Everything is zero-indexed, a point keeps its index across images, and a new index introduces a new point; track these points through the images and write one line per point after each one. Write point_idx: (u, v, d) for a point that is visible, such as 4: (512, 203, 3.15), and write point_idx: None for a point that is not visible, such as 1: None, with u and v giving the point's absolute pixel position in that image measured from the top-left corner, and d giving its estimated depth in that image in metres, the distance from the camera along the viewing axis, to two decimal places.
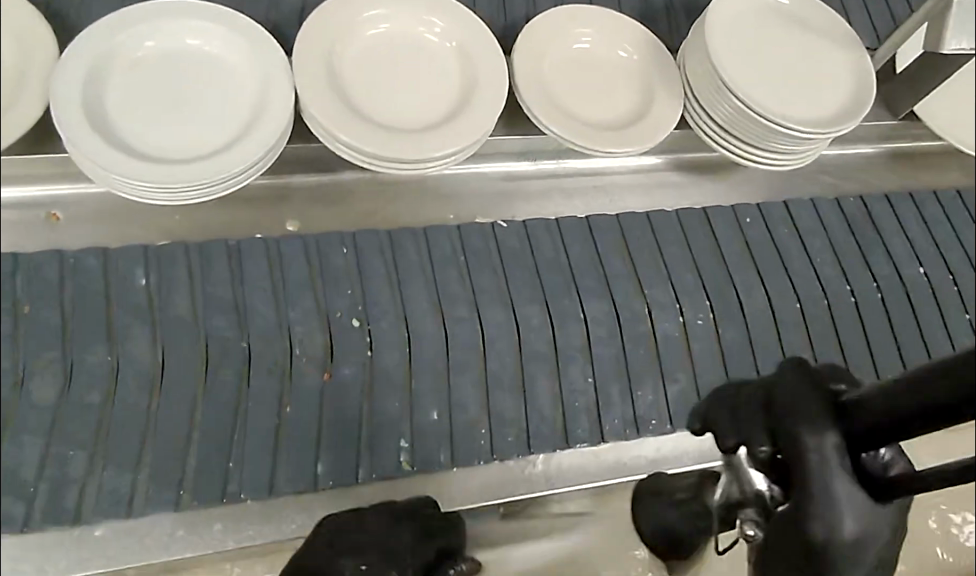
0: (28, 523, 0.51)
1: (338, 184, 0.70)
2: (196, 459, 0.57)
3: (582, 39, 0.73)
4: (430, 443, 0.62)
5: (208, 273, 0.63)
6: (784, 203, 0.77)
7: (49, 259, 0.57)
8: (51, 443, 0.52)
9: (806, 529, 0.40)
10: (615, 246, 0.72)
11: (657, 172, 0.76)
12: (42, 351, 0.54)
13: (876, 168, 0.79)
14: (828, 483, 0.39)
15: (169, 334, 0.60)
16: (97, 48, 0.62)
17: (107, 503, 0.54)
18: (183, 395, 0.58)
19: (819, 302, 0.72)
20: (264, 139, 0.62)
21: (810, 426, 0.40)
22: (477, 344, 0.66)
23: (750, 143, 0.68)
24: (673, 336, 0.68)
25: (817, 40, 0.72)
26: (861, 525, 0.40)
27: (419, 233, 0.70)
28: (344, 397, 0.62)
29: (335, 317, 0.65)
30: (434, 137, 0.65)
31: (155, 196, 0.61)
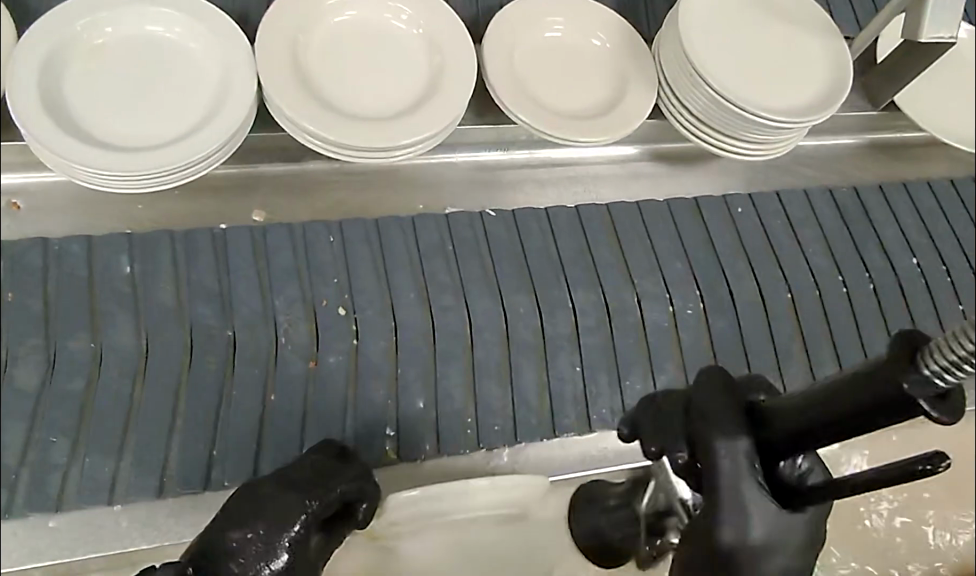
0: (10, 508, 0.53)
1: (306, 174, 0.69)
2: (178, 448, 0.56)
3: (554, 28, 0.72)
4: (416, 432, 0.61)
5: (193, 261, 0.62)
6: (776, 194, 0.77)
7: (32, 246, 0.60)
8: (35, 428, 0.55)
9: (715, 535, 0.39)
10: (605, 234, 0.71)
11: (632, 162, 0.76)
12: (26, 338, 0.57)
13: (860, 158, 0.81)
14: (738, 489, 0.39)
15: (153, 322, 0.59)
16: (53, 37, 0.60)
17: (89, 489, 0.54)
18: (168, 382, 0.58)
19: (811, 291, 0.72)
20: (225, 127, 0.60)
21: (724, 433, 0.40)
22: (465, 333, 0.64)
23: (724, 133, 0.68)
24: (662, 326, 0.68)
25: (790, 31, 0.72)
26: (772, 533, 0.39)
27: (406, 223, 0.68)
28: (330, 385, 0.61)
29: (322, 307, 0.63)
30: (400, 125, 0.63)
31: (118, 185, 0.58)
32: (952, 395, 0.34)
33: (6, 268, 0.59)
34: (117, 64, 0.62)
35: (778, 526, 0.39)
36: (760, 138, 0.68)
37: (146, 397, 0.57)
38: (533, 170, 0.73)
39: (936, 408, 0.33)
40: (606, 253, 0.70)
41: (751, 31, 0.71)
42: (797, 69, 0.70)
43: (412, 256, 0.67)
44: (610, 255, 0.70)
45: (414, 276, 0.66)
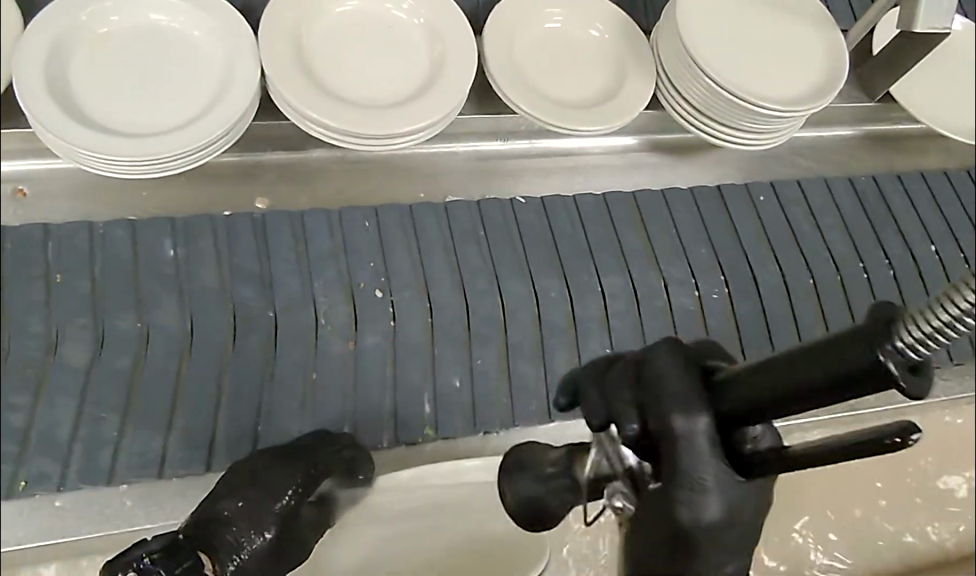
0: (63, 483, 0.54)
1: (310, 163, 0.70)
2: (225, 419, 0.58)
3: (553, 19, 0.73)
4: (452, 410, 0.62)
5: (234, 245, 0.64)
6: (797, 182, 0.78)
7: (78, 230, 0.61)
8: (84, 402, 0.56)
9: (669, 509, 0.35)
10: (631, 220, 0.72)
11: (631, 153, 0.77)
12: (75, 317, 0.58)
13: (859, 150, 0.81)
14: (687, 464, 0.35)
15: (198, 305, 0.61)
16: (59, 24, 0.61)
17: (137, 464, 0.56)
18: (209, 361, 0.60)
19: (832, 275, 0.73)
20: (228, 115, 0.61)
21: (681, 406, 0.35)
22: (498, 317, 0.65)
23: (722, 122, 0.69)
24: (689, 310, 0.69)
25: (788, 24, 0.73)
26: (730, 513, 0.35)
27: (440, 208, 0.70)
28: (370, 365, 0.62)
29: (360, 289, 0.64)
30: (402, 113, 0.63)
31: (128, 171, 0.59)
32: (924, 367, 0.31)
33: (51, 250, 0.60)
34: (120, 54, 0.63)
35: (736, 498, 0.35)
36: (758, 127, 0.69)
37: (192, 368, 0.59)
38: (531, 160, 0.74)
39: (908, 379, 0.31)
40: (634, 239, 0.72)
41: (747, 22, 0.72)
42: (792, 59, 0.71)
43: (445, 241, 0.68)
44: (635, 243, 0.71)
45: (447, 260, 0.67)
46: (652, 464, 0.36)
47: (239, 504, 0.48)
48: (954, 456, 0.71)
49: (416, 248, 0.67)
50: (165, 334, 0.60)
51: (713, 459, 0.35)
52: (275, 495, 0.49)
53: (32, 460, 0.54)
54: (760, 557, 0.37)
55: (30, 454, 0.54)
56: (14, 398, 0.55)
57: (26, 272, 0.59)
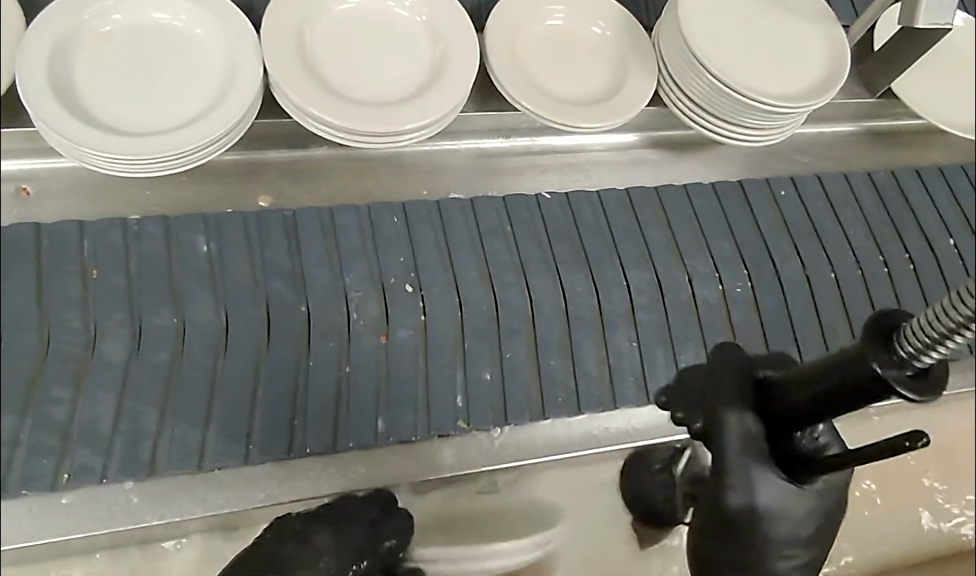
0: (106, 475, 0.55)
1: (313, 161, 0.70)
2: (262, 416, 0.59)
3: (555, 16, 0.73)
4: (484, 404, 0.62)
5: (267, 242, 0.65)
6: (817, 177, 0.79)
7: (111, 225, 0.62)
8: (125, 398, 0.56)
9: (725, 497, 0.47)
10: (654, 215, 0.73)
11: (633, 149, 0.77)
12: (113, 313, 0.59)
13: (860, 145, 0.82)
14: (742, 456, 0.46)
15: (234, 299, 0.62)
16: (62, 22, 0.61)
17: (178, 456, 0.56)
18: (244, 353, 0.60)
19: (854, 270, 0.74)
20: (232, 113, 0.61)
21: (729, 407, 0.48)
22: (525, 307, 0.66)
23: (724, 118, 0.69)
24: (714, 303, 0.69)
25: (789, 19, 0.73)
26: (777, 499, 0.46)
27: (467, 205, 0.70)
28: (401, 358, 0.62)
29: (390, 283, 0.65)
30: (407, 110, 0.64)
31: (131, 171, 0.60)
32: (929, 373, 0.39)
33: (89, 244, 0.61)
34: (123, 52, 0.63)
35: (782, 491, 0.46)
36: (760, 123, 0.69)
37: (229, 364, 0.59)
38: (533, 157, 0.74)
39: (909, 386, 0.39)
40: (656, 234, 0.72)
41: (749, 19, 0.72)
42: (793, 56, 0.71)
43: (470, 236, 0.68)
44: (659, 239, 0.71)
45: (475, 254, 0.67)
46: (714, 460, 0.48)
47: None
48: (957, 449, 0.72)
49: (446, 245, 0.67)
50: (197, 329, 0.60)
51: (765, 464, 0.47)
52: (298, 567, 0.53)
53: (77, 452, 0.55)
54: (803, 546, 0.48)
55: (73, 445, 0.55)
56: (56, 390, 0.55)
57: (61, 266, 0.59)
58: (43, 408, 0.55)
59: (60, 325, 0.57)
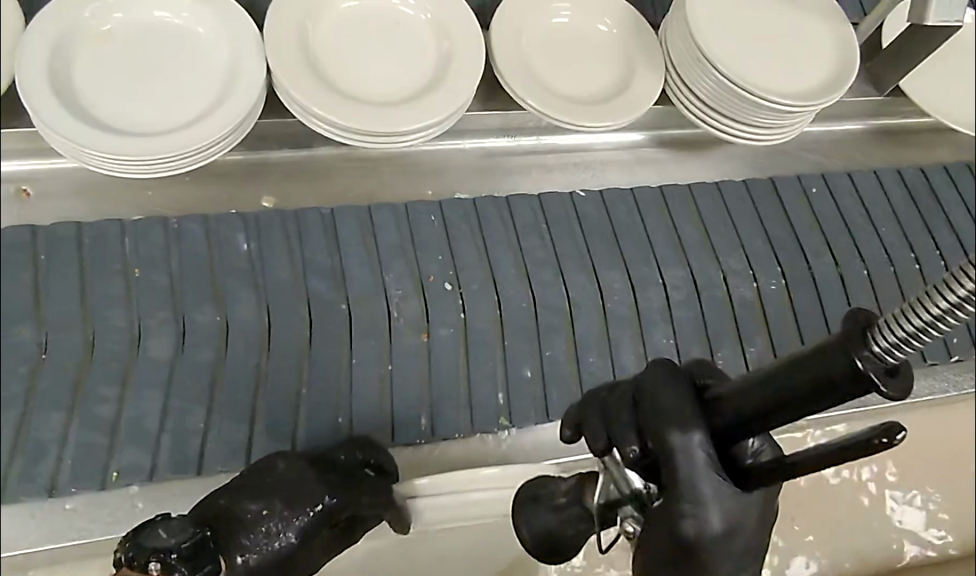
0: (155, 472, 0.55)
1: (316, 161, 0.69)
2: (307, 409, 0.59)
3: (561, 13, 0.72)
4: (527, 401, 0.62)
5: (306, 241, 0.65)
6: (848, 174, 0.79)
7: (153, 225, 0.62)
8: (171, 397, 0.57)
9: (678, 526, 0.40)
10: (689, 214, 0.73)
11: (639, 148, 0.76)
12: (156, 310, 0.59)
13: (865, 144, 0.81)
14: (693, 478, 0.39)
15: (273, 295, 0.62)
16: (63, 21, 0.60)
17: (225, 453, 0.56)
18: (290, 355, 0.60)
19: (886, 268, 0.74)
20: (233, 113, 0.60)
21: (678, 424, 0.39)
22: (564, 306, 0.66)
23: (733, 118, 0.68)
24: (749, 300, 0.70)
25: (798, 18, 0.72)
26: (728, 520, 0.40)
27: (503, 203, 0.70)
28: (443, 356, 0.62)
29: (430, 283, 0.65)
30: (412, 109, 0.63)
31: (127, 170, 0.59)
32: (902, 370, 0.35)
33: (130, 244, 0.61)
34: (121, 50, 0.62)
35: (737, 509, 0.40)
36: (769, 123, 0.68)
37: (273, 363, 0.60)
38: (539, 156, 0.74)
39: (886, 383, 0.34)
40: (688, 230, 0.72)
41: (757, 17, 0.71)
42: (800, 56, 0.70)
43: (507, 234, 0.68)
44: (693, 236, 0.72)
45: (514, 253, 0.68)
46: (667, 484, 0.40)
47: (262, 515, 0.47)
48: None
49: (484, 242, 0.68)
50: (242, 327, 0.60)
51: (718, 480, 0.39)
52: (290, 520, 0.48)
53: (123, 451, 0.55)
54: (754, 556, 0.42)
55: (122, 445, 0.55)
56: (103, 389, 0.56)
57: (104, 266, 0.60)
58: (90, 406, 0.55)
59: (106, 323, 0.58)
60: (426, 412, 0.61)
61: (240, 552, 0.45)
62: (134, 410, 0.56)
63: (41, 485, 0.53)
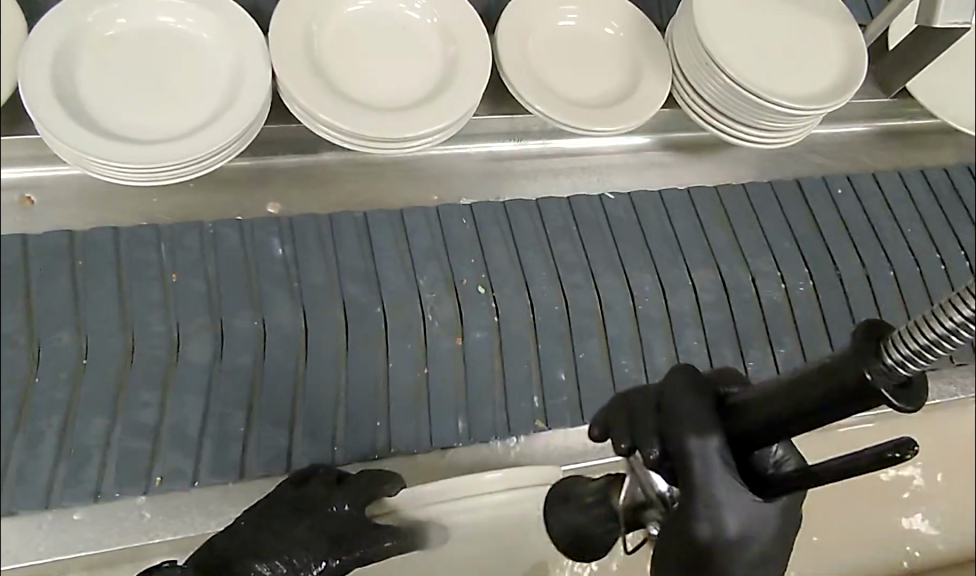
0: (197, 477, 0.55)
1: (320, 165, 0.69)
2: (346, 415, 0.59)
3: (568, 16, 0.71)
4: (561, 401, 0.62)
5: (342, 244, 0.65)
6: (873, 175, 0.79)
7: (188, 229, 0.62)
8: (212, 401, 0.57)
9: (693, 528, 0.39)
10: (716, 217, 0.73)
11: (644, 151, 0.76)
12: (196, 314, 0.59)
13: (872, 145, 0.81)
14: (708, 479, 0.38)
15: (309, 299, 0.62)
16: (66, 27, 0.60)
17: (269, 456, 0.57)
18: (327, 357, 0.60)
19: (911, 268, 0.74)
20: (240, 119, 0.59)
21: (694, 428, 0.39)
22: (595, 309, 0.66)
23: (739, 122, 0.68)
24: (777, 302, 0.70)
25: (804, 20, 0.72)
26: (744, 523, 0.39)
27: (533, 206, 0.70)
28: (479, 359, 0.62)
29: (463, 285, 0.65)
30: (419, 115, 0.62)
31: (133, 177, 0.58)
32: (914, 382, 0.33)
33: (167, 251, 0.61)
34: (126, 57, 0.61)
35: (752, 514, 0.39)
36: (775, 126, 0.68)
37: (313, 367, 0.60)
38: (546, 160, 0.73)
39: (897, 396, 0.33)
40: (718, 232, 0.72)
41: (763, 19, 0.71)
42: (806, 59, 0.69)
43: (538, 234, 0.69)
44: (722, 238, 0.72)
45: (546, 256, 0.68)
46: (682, 487, 0.39)
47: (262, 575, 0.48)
48: None
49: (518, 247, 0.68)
50: (278, 333, 0.61)
51: (735, 483, 0.39)
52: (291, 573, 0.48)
53: (168, 456, 0.55)
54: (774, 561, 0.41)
55: (164, 447, 0.55)
56: (144, 394, 0.56)
57: (145, 273, 0.60)
58: (134, 412, 0.55)
59: (151, 327, 0.58)
60: (465, 419, 0.61)
61: None
62: (174, 413, 0.56)
63: (88, 487, 0.53)
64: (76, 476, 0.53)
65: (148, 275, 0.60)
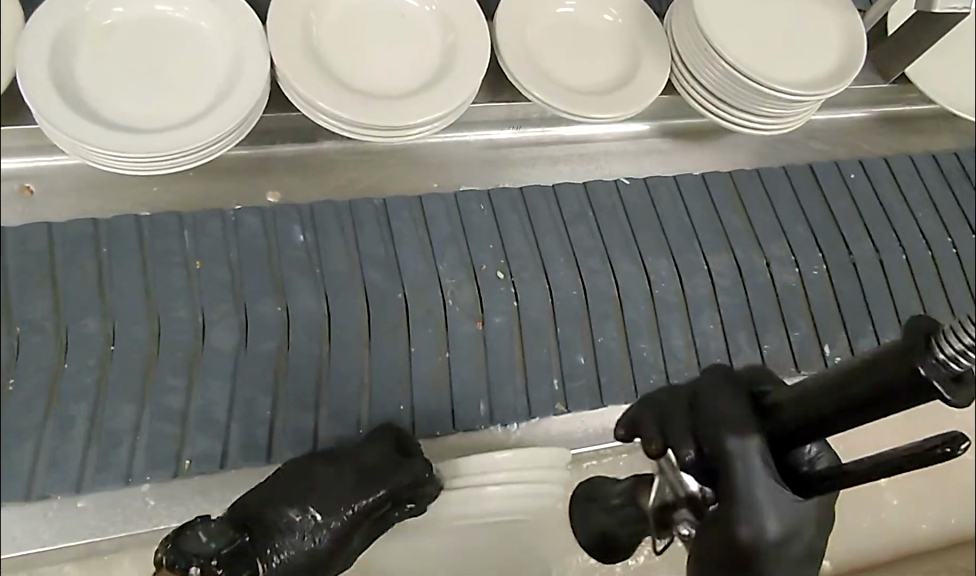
0: (225, 460, 0.56)
1: (319, 154, 0.69)
2: (373, 405, 0.59)
3: (567, 3, 0.71)
4: (581, 386, 0.63)
5: (361, 232, 0.65)
6: (885, 159, 0.79)
7: (211, 216, 0.63)
8: (237, 386, 0.58)
9: (735, 532, 0.40)
10: (730, 203, 0.73)
11: (643, 139, 0.76)
12: (220, 300, 0.60)
13: (876, 131, 0.81)
14: (750, 482, 0.40)
15: (333, 285, 0.62)
16: (64, 17, 0.59)
17: (293, 441, 0.57)
18: (350, 343, 0.60)
19: (923, 251, 0.74)
20: (240, 107, 0.59)
21: (733, 428, 0.40)
22: (614, 293, 0.66)
23: (738, 108, 0.68)
24: (791, 285, 0.70)
25: (804, 6, 0.72)
26: (786, 526, 0.40)
27: (549, 190, 0.70)
28: (500, 342, 0.63)
29: (482, 271, 0.65)
30: (418, 102, 0.62)
31: (132, 168, 0.58)
32: (968, 377, 0.34)
33: (189, 236, 0.62)
34: (123, 47, 0.61)
35: (792, 515, 0.40)
36: (775, 111, 0.68)
37: (335, 352, 0.60)
38: (545, 148, 0.73)
39: (950, 389, 0.33)
40: (731, 217, 0.72)
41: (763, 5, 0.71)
42: (805, 45, 0.69)
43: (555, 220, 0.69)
44: (736, 224, 0.72)
45: (564, 241, 0.68)
46: (723, 490, 0.40)
47: (295, 517, 0.48)
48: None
49: (534, 233, 0.68)
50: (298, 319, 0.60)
51: (774, 486, 0.40)
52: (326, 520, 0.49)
53: (196, 440, 0.56)
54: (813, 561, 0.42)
55: (192, 431, 0.56)
56: (171, 379, 0.56)
57: (167, 259, 0.60)
58: (158, 397, 0.56)
59: (176, 314, 0.58)
60: (487, 403, 0.61)
61: (267, 559, 0.47)
62: (200, 398, 0.57)
63: (118, 472, 0.54)
64: (107, 460, 0.54)
65: (172, 262, 0.60)
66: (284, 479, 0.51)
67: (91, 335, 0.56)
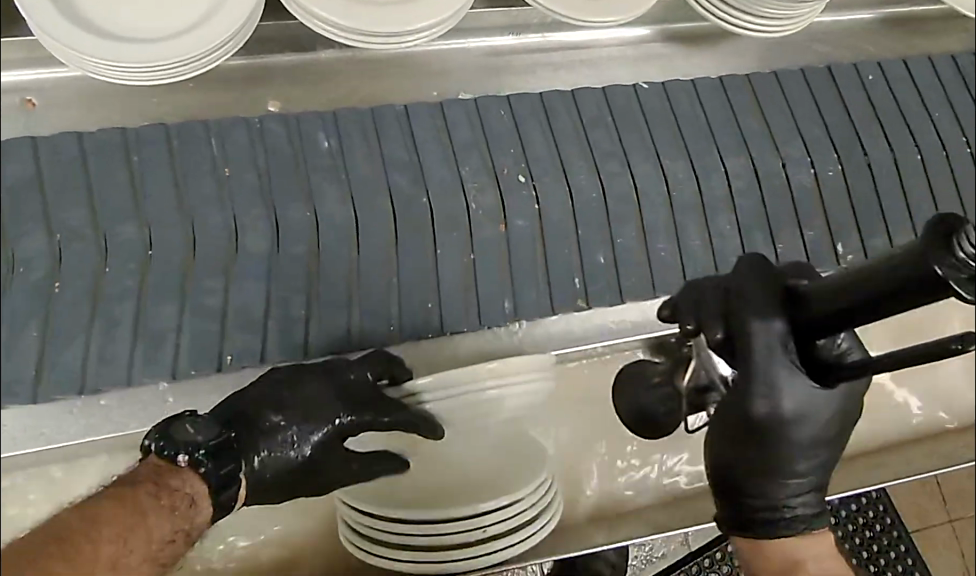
0: (265, 356, 0.61)
1: (317, 62, 0.68)
2: (399, 298, 0.64)
3: None
4: (601, 283, 0.66)
5: (387, 136, 0.66)
6: (903, 61, 0.78)
7: (238, 124, 0.65)
8: (272, 288, 0.62)
9: (751, 405, 0.46)
10: (749, 105, 0.73)
11: (643, 44, 0.75)
12: (251, 207, 0.63)
13: (873, 33, 0.79)
14: (770, 359, 0.45)
15: (361, 190, 0.64)
16: None
17: (327, 336, 0.62)
18: (377, 243, 0.64)
19: (938, 152, 0.74)
20: (236, 15, 0.58)
21: (759, 313, 0.46)
22: (632, 196, 0.68)
23: (742, 10, 0.67)
24: (806, 186, 0.72)
25: None
26: (798, 405, 0.46)
27: (567, 95, 0.71)
28: (521, 245, 0.66)
29: (503, 175, 0.67)
30: (416, 8, 0.61)
31: (130, 77, 0.57)
32: None
33: (216, 145, 0.64)
34: None
35: (805, 396, 0.46)
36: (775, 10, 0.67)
37: (368, 256, 0.64)
38: (545, 54, 0.72)
39: (969, 287, 0.37)
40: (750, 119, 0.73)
41: None
42: None
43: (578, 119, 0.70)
44: (757, 129, 0.72)
45: (582, 145, 0.69)
46: (742, 364, 0.46)
47: (280, 421, 0.53)
48: None
49: (560, 136, 0.69)
50: (329, 225, 0.63)
51: (791, 364, 0.45)
52: (311, 424, 0.54)
53: (236, 337, 0.61)
54: (825, 444, 0.47)
55: (233, 328, 0.61)
56: (210, 281, 0.61)
57: (197, 166, 0.63)
58: (200, 297, 0.61)
59: (214, 222, 0.62)
60: (512, 300, 0.65)
61: (256, 454, 0.52)
62: (239, 299, 0.61)
63: (165, 367, 0.59)
64: (157, 358, 0.59)
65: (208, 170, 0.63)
66: (275, 386, 0.55)
67: (130, 242, 0.60)
